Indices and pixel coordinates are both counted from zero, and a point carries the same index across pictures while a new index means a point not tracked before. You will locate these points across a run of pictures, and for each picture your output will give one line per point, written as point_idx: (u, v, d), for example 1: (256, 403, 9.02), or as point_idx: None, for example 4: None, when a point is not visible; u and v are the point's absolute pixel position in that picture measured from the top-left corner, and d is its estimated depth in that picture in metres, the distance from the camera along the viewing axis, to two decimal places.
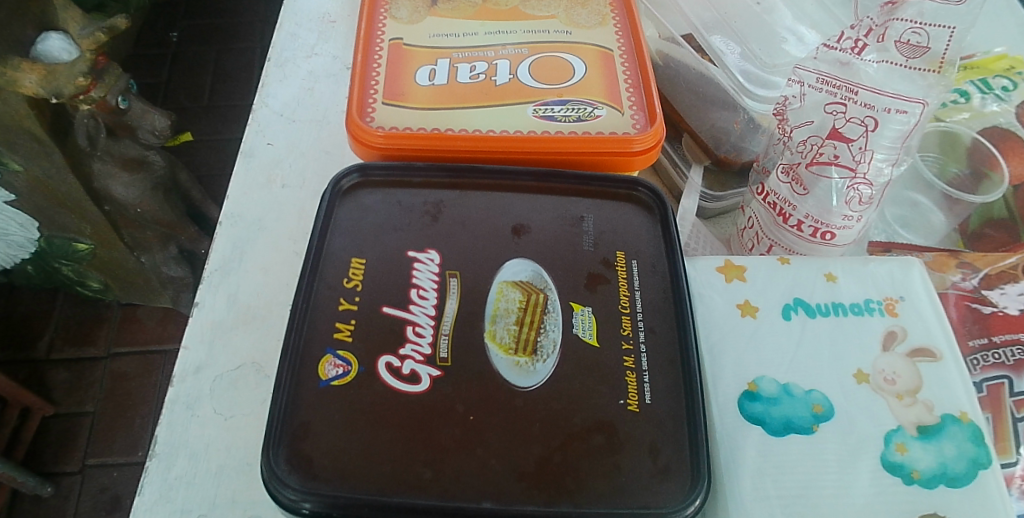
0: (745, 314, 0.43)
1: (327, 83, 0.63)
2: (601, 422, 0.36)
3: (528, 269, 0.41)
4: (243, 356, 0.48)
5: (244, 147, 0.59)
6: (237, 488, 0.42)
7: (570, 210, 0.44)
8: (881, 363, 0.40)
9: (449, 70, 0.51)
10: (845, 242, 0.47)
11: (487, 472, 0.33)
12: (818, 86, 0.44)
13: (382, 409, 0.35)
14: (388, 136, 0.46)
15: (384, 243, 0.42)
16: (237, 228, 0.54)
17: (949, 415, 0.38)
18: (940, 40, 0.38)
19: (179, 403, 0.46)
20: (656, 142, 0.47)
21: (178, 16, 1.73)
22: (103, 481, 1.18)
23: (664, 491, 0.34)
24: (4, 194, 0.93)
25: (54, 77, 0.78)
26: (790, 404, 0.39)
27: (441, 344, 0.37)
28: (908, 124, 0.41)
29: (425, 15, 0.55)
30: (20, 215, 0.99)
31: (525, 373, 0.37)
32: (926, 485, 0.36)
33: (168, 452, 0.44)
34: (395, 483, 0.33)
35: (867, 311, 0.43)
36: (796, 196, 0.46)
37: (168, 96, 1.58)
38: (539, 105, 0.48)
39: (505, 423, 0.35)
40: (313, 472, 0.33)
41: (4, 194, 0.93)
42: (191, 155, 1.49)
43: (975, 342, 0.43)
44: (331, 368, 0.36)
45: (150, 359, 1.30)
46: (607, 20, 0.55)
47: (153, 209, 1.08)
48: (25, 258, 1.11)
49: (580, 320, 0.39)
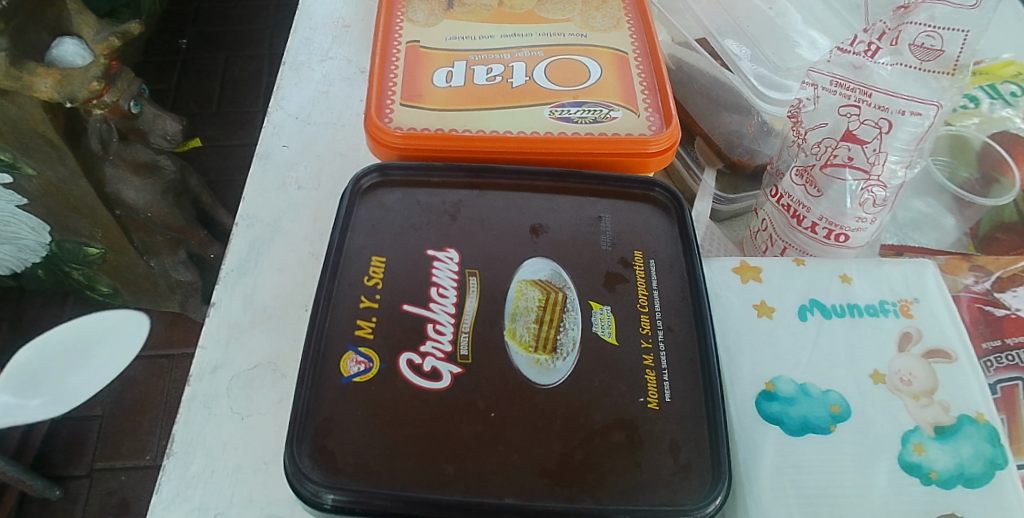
0: (761, 315, 0.43)
1: (342, 86, 0.63)
2: (621, 419, 0.36)
3: (546, 268, 0.41)
4: (259, 356, 0.48)
5: (260, 149, 0.59)
6: (254, 487, 0.42)
7: (588, 210, 0.45)
8: (898, 364, 0.40)
9: (467, 71, 0.51)
10: (859, 243, 0.47)
11: (509, 468, 0.34)
12: (832, 88, 0.44)
13: (402, 406, 0.35)
14: (406, 137, 0.46)
15: (404, 242, 0.42)
16: (253, 229, 0.54)
17: (965, 415, 0.38)
18: (954, 44, 0.39)
19: (197, 402, 0.46)
20: (672, 143, 0.48)
21: (187, 23, 1.74)
22: (111, 485, 1.18)
23: (685, 489, 0.34)
24: (16, 198, 0.93)
25: (69, 81, 0.77)
26: (807, 404, 0.39)
27: (461, 342, 0.38)
28: (922, 126, 0.41)
29: (441, 18, 0.55)
30: (32, 219, 0.99)
31: (545, 371, 0.37)
32: (944, 485, 0.36)
33: (186, 450, 0.44)
34: (417, 479, 0.33)
35: (882, 312, 0.43)
36: (811, 198, 0.46)
37: (177, 102, 1.59)
38: (556, 107, 0.49)
39: (526, 421, 0.35)
40: (336, 467, 0.33)
41: (15, 198, 0.93)
42: (199, 161, 1.49)
43: (988, 344, 0.43)
44: (353, 365, 0.36)
45: (158, 363, 1.30)
46: (622, 24, 0.56)
47: (163, 213, 1.08)
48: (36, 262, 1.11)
49: (599, 319, 0.39)
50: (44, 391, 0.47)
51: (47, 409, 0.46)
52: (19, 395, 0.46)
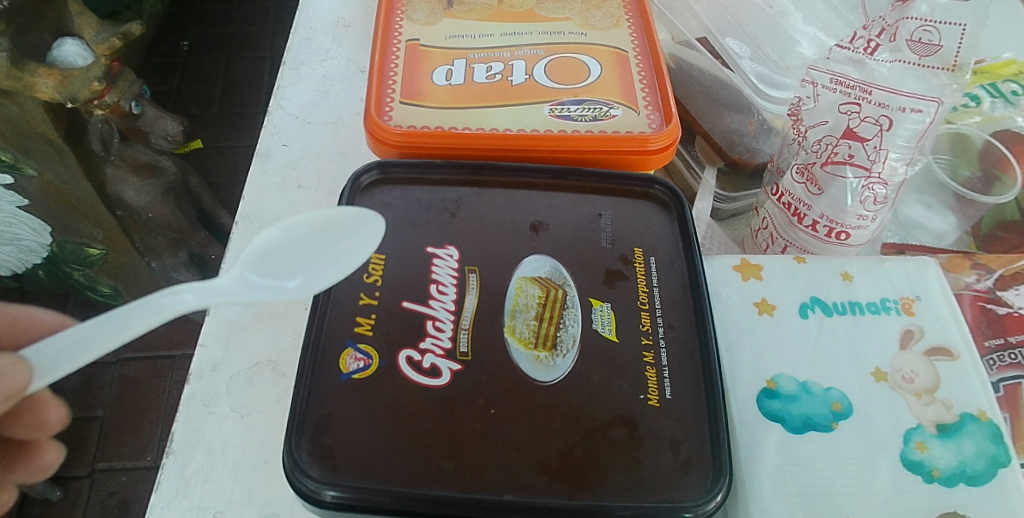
0: (762, 313, 0.43)
1: (342, 86, 0.63)
2: (621, 417, 0.36)
3: (547, 265, 0.41)
4: (259, 355, 0.48)
5: (260, 148, 0.59)
6: (254, 485, 0.42)
7: (588, 207, 0.44)
8: (899, 361, 0.40)
9: (466, 70, 0.51)
10: (860, 241, 0.47)
11: (509, 465, 0.33)
12: (832, 86, 0.44)
13: (402, 403, 0.35)
14: (405, 134, 0.46)
15: (404, 239, 0.42)
16: (253, 228, 0.54)
17: (968, 413, 0.38)
18: (952, 38, 0.39)
19: (197, 400, 0.46)
20: (672, 141, 0.48)
21: (189, 25, 1.74)
22: (112, 486, 1.18)
23: (686, 486, 0.34)
24: (15, 198, 0.88)
25: (70, 82, 0.78)
26: (809, 401, 0.38)
27: (461, 339, 0.38)
28: (922, 123, 0.41)
29: (441, 17, 0.55)
30: (34, 220, 0.93)
31: (546, 368, 0.37)
32: (946, 482, 0.36)
33: (185, 449, 0.44)
34: (417, 476, 0.33)
35: (883, 310, 0.43)
36: (811, 195, 0.46)
37: (178, 104, 1.60)
38: (555, 105, 0.49)
39: (525, 418, 0.35)
40: (336, 464, 0.33)
41: (15, 198, 0.88)
42: (200, 162, 1.50)
43: (990, 342, 0.43)
44: (352, 362, 0.36)
45: (159, 364, 1.30)
46: (622, 23, 0.56)
47: (165, 214, 1.09)
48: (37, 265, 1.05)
49: (599, 316, 0.39)
50: (298, 274, 0.38)
51: (316, 285, 0.38)
52: (275, 275, 0.38)
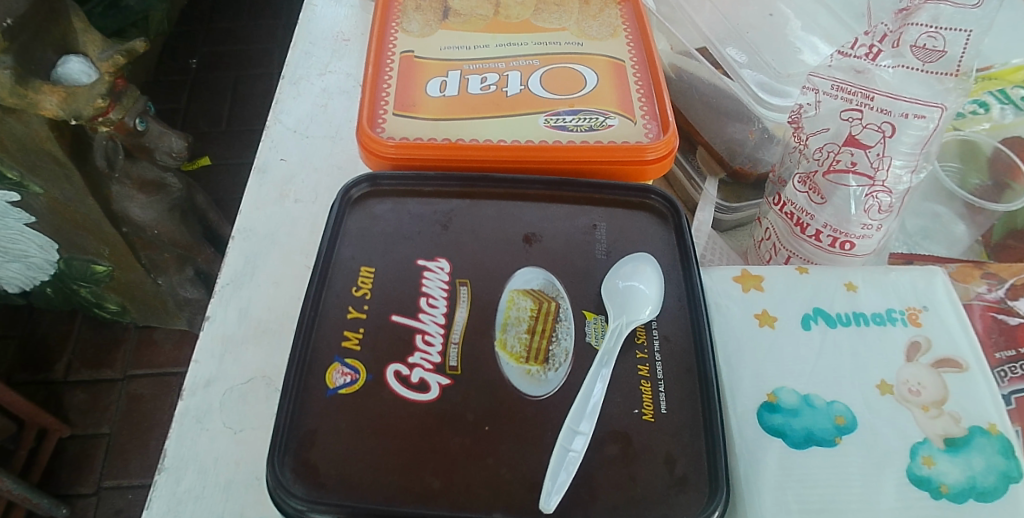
0: (764, 325, 0.42)
1: (340, 99, 0.63)
2: (615, 432, 0.35)
3: (539, 277, 0.41)
4: (253, 370, 0.47)
5: (258, 162, 0.59)
6: (246, 502, 0.41)
7: (583, 218, 0.44)
8: (905, 374, 0.39)
9: (461, 81, 0.51)
10: (866, 251, 0.46)
11: (497, 482, 0.33)
12: (833, 93, 0.43)
13: (388, 419, 0.34)
14: (398, 146, 0.46)
15: (392, 252, 0.41)
16: (249, 242, 0.54)
17: (977, 426, 0.36)
18: (956, 44, 0.37)
19: (190, 416, 0.45)
20: (670, 150, 0.47)
21: (197, 44, 1.77)
22: (117, 503, 1.17)
23: (681, 503, 0.33)
24: (9, 195, 0.90)
25: (74, 99, 0.77)
26: (812, 415, 0.37)
27: (450, 353, 0.37)
28: (927, 129, 0.40)
29: (435, 29, 0.55)
30: (20, 213, 0.95)
31: (537, 382, 0.36)
32: (955, 498, 0.34)
33: (177, 465, 0.43)
34: (403, 492, 0.32)
35: (889, 321, 0.41)
36: (814, 205, 0.45)
37: (186, 121, 1.61)
38: (550, 115, 0.48)
39: (517, 433, 0.34)
40: (319, 480, 0.33)
41: (9, 195, 0.90)
42: (208, 179, 1.51)
43: (1001, 354, 0.41)
44: (339, 376, 0.36)
45: (167, 381, 1.31)
46: (619, 32, 0.55)
47: (169, 230, 1.07)
48: (35, 255, 1.05)
49: (593, 328, 0.38)
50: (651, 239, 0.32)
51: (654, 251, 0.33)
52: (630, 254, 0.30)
